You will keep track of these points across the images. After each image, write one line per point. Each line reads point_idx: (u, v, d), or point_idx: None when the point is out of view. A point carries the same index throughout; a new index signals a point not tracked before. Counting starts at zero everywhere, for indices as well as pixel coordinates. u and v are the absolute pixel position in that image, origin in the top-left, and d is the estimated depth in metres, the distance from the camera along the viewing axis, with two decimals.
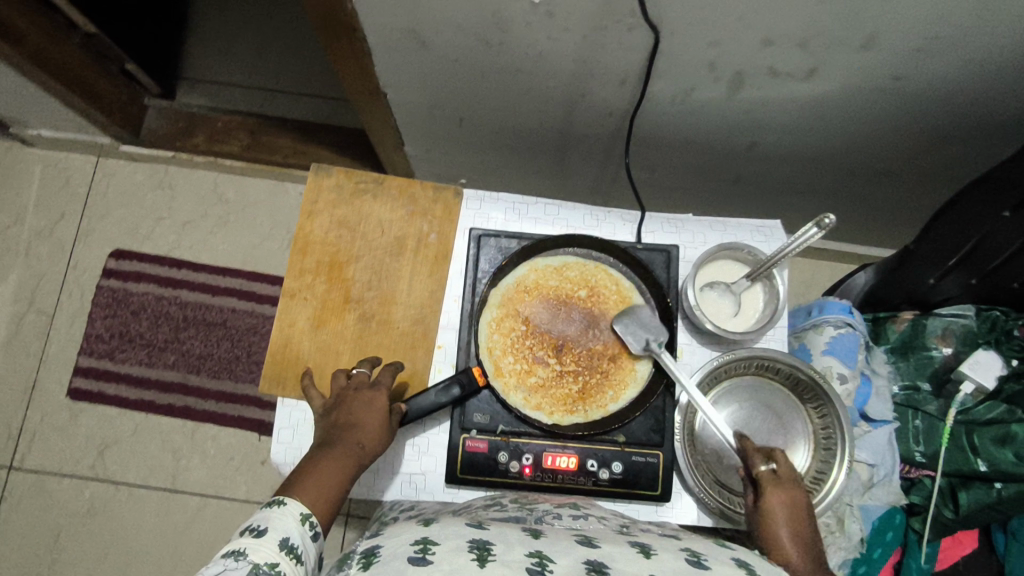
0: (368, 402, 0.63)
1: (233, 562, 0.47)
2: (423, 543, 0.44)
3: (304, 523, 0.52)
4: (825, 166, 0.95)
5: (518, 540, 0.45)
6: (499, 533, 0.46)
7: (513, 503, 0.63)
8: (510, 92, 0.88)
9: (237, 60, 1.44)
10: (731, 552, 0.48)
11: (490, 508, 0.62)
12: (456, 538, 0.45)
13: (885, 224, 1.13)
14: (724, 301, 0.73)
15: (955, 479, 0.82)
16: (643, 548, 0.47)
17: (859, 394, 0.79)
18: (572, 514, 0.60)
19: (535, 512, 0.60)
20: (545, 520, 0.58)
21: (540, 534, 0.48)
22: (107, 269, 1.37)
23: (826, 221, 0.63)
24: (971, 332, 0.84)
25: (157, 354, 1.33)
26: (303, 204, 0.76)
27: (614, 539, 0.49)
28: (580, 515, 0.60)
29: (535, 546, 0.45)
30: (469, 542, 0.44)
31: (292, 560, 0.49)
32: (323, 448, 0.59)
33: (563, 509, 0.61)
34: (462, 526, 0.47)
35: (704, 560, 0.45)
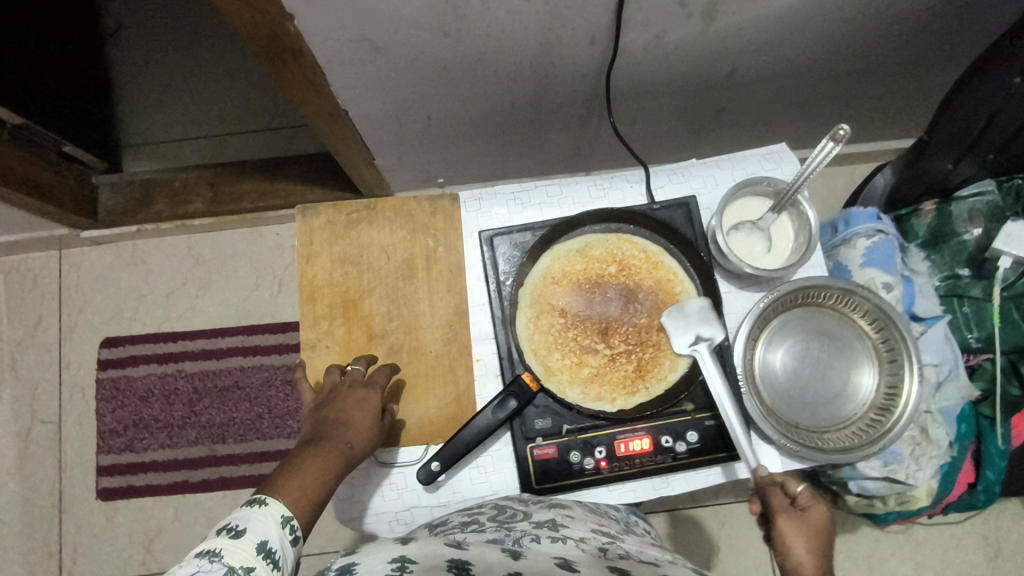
0: (360, 401, 0.61)
1: (207, 563, 0.43)
2: (401, 560, 0.42)
3: (284, 527, 0.48)
4: (810, 76, 0.91)
5: (496, 561, 0.44)
6: (479, 552, 0.45)
7: (493, 521, 0.56)
8: (476, 78, 0.83)
9: (176, 114, 1.37)
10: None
11: (467, 530, 0.55)
12: (436, 558, 0.43)
13: (880, 119, 1.10)
14: (755, 240, 0.70)
15: (1015, 355, 0.82)
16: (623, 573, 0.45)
17: (904, 296, 0.78)
18: (550, 536, 0.52)
19: (514, 532, 0.53)
20: (524, 543, 0.51)
21: (520, 554, 0.46)
22: (101, 360, 1.31)
23: (841, 132, 0.59)
24: (997, 207, 0.83)
25: (177, 433, 1.28)
26: (299, 249, 0.72)
27: (593, 562, 0.47)
28: (559, 537, 0.52)
29: (516, 567, 0.44)
30: (448, 561, 0.43)
31: (269, 565, 0.45)
32: (312, 443, 0.57)
33: (543, 529, 0.54)
34: (441, 545, 0.46)
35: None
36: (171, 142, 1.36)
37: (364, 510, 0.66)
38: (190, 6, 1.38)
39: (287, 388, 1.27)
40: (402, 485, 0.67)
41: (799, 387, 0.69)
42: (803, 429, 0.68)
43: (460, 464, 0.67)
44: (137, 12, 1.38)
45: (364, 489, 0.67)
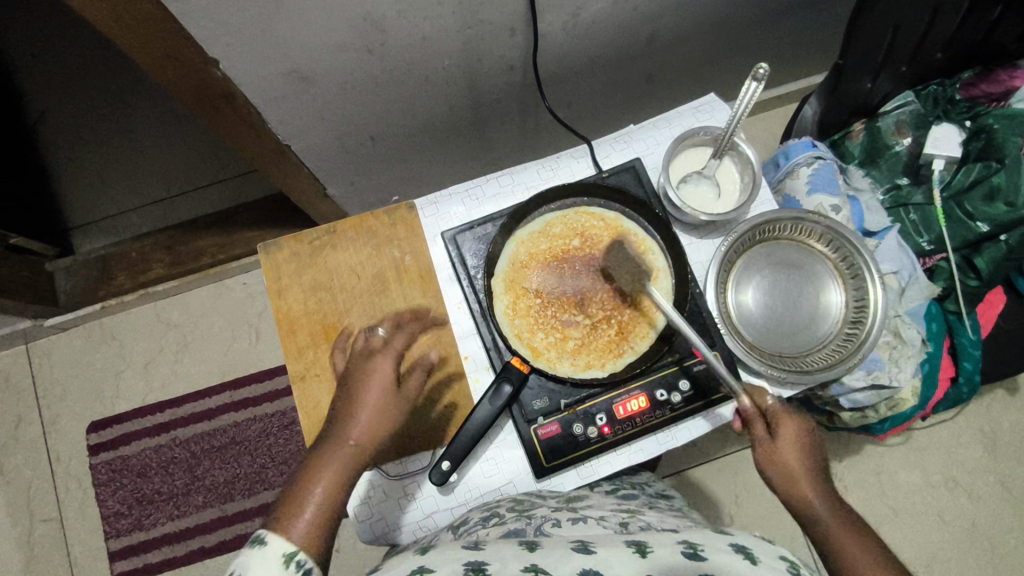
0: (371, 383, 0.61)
1: None
2: (420, 573, 0.43)
3: (288, 565, 0.49)
4: (723, 31, 0.95)
5: (513, 555, 0.45)
6: (496, 550, 0.46)
7: (511, 511, 0.57)
8: (409, 90, 0.85)
9: (118, 186, 1.35)
10: (727, 539, 0.49)
11: (488, 525, 0.56)
12: (454, 562, 0.44)
13: (800, 56, 1.14)
14: (704, 188, 0.73)
15: (967, 250, 0.86)
16: (639, 546, 0.47)
17: (853, 215, 0.82)
18: (570, 518, 0.54)
19: (534, 520, 0.54)
20: (544, 529, 0.52)
21: (536, 544, 0.47)
22: (91, 446, 1.28)
23: (761, 71, 0.63)
24: (921, 114, 0.89)
25: (184, 501, 1.26)
26: (268, 285, 0.73)
27: (610, 539, 0.49)
28: (578, 518, 0.55)
29: (532, 559, 0.44)
30: (467, 565, 0.43)
31: None
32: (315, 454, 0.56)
33: (562, 513, 0.56)
34: (460, 548, 0.46)
35: (700, 552, 0.46)
36: (119, 214, 1.35)
37: (385, 526, 0.67)
38: (110, 77, 1.36)
39: (286, 433, 1.26)
40: (419, 494, 0.67)
41: (775, 320, 0.72)
42: (788, 357, 0.70)
43: (469, 462, 0.68)
44: (57, 93, 1.36)
45: (385, 505, 0.67)
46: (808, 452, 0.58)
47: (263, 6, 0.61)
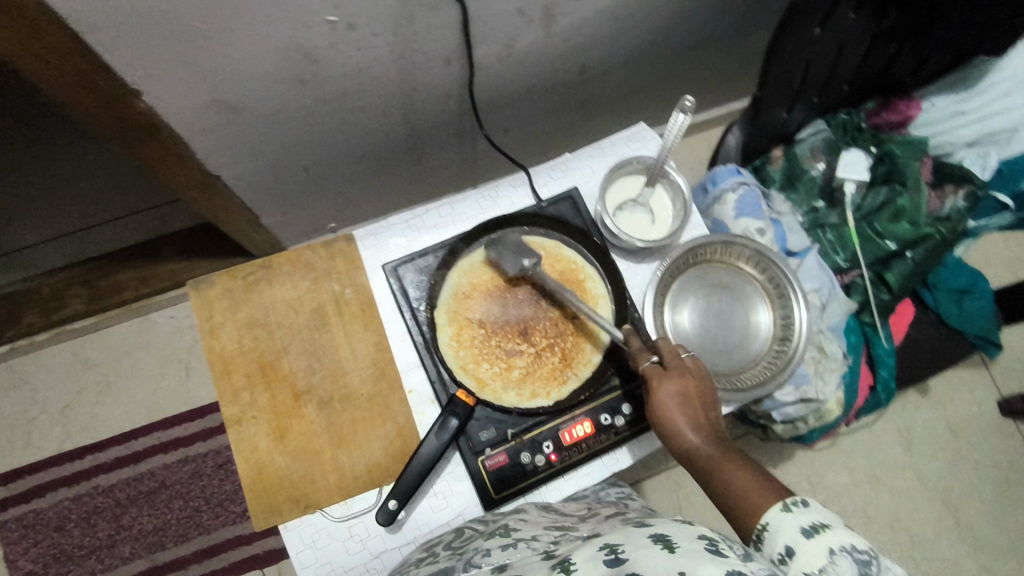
0: None
1: None
2: None
3: None
4: (650, 60, 1.00)
5: None
6: None
7: (447, 549, 0.56)
8: (345, 119, 0.83)
9: (28, 218, 1.26)
10: (648, 530, 0.42)
11: (422, 565, 0.55)
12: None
13: (723, 84, 1.21)
14: (639, 215, 0.76)
15: (878, 266, 0.93)
16: (561, 565, 0.40)
17: (777, 237, 0.87)
18: (502, 545, 0.51)
19: (467, 555, 0.52)
20: (474, 564, 0.49)
21: None
22: (1, 500, 1.18)
23: (687, 103, 0.66)
24: (832, 140, 0.95)
25: (108, 554, 1.17)
26: (200, 325, 0.70)
27: (535, 566, 0.44)
28: (510, 543, 0.51)
29: None
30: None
31: None
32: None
33: (495, 540, 0.53)
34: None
35: (621, 554, 0.39)
36: (29, 247, 1.26)
37: (331, 569, 0.65)
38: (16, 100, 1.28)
39: (220, 474, 1.20)
40: (366, 534, 0.66)
41: (710, 339, 0.74)
42: (722, 375, 0.73)
43: (417, 498, 0.67)
44: None
45: (330, 548, 0.65)
46: (693, 396, 0.61)
47: (189, 37, 0.59)
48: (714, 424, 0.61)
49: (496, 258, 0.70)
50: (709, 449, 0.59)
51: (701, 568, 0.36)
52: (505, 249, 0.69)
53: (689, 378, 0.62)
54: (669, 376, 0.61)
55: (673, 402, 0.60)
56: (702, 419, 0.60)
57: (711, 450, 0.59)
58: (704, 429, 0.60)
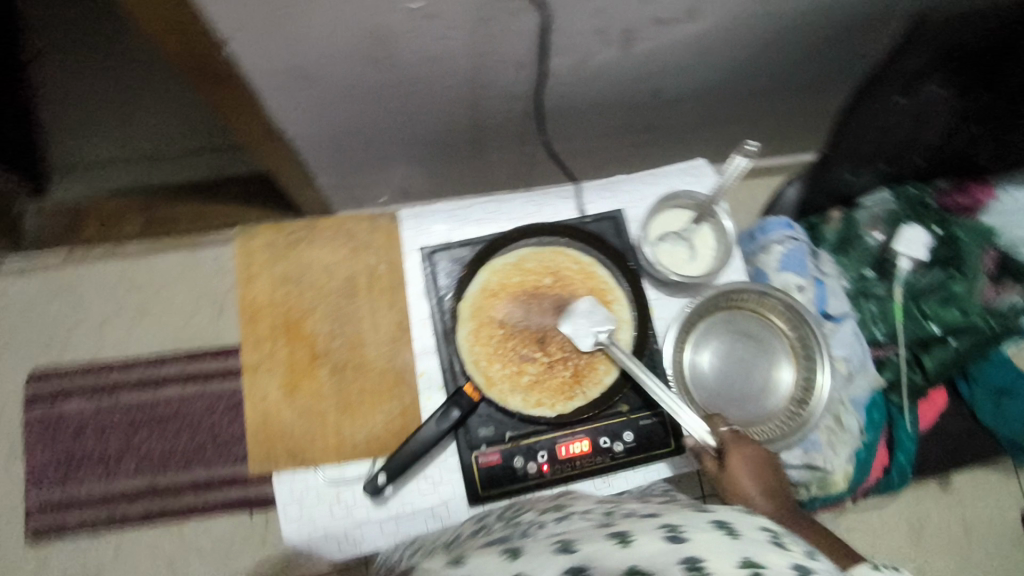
0: None
1: None
2: None
3: None
4: (723, 97, 0.99)
5: (497, 567, 0.43)
6: (478, 563, 0.44)
7: (500, 522, 0.57)
8: (413, 102, 0.86)
9: (105, 139, 1.34)
10: (708, 516, 0.46)
11: (477, 537, 0.56)
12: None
13: (793, 133, 1.18)
14: (679, 249, 0.75)
15: (917, 348, 0.89)
16: (621, 537, 0.43)
17: (816, 297, 0.84)
18: (555, 518, 0.53)
19: (520, 526, 0.54)
20: (527, 533, 0.51)
21: (518, 550, 0.45)
22: (29, 396, 1.24)
23: (751, 148, 0.66)
24: (895, 212, 0.92)
25: (114, 467, 1.23)
26: (239, 272, 0.72)
27: (590, 531, 0.46)
28: (563, 517, 0.53)
29: (514, 568, 0.42)
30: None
31: None
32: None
33: (547, 515, 0.55)
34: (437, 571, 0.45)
35: (683, 534, 0.43)
36: (99, 166, 1.32)
37: (312, 528, 0.67)
38: (117, 32, 1.38)
39: (232, 414, 1.25)
40: (352, 502, 0.68)
41: (726, 385, 0.74)
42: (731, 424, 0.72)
43: (408, 478, 0.68)
44: (59, 38, 1.37)
45: (315, 507, 0.68)
46: (762, 467, 0.63)
47: (281, 3, 0.62)
48: (782, 490, 0.63)
49: (571, 337, 0.70)
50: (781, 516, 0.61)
51: (768, 557, 0.41)
52: (581, 320, 0.70)
53: (758, 448, 0.64)
54: (742, 446, 0.63)
55: (745, 472, 0.62)
56: (770, 487, 0.63)
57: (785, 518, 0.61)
58: (772, 497, 0.62)
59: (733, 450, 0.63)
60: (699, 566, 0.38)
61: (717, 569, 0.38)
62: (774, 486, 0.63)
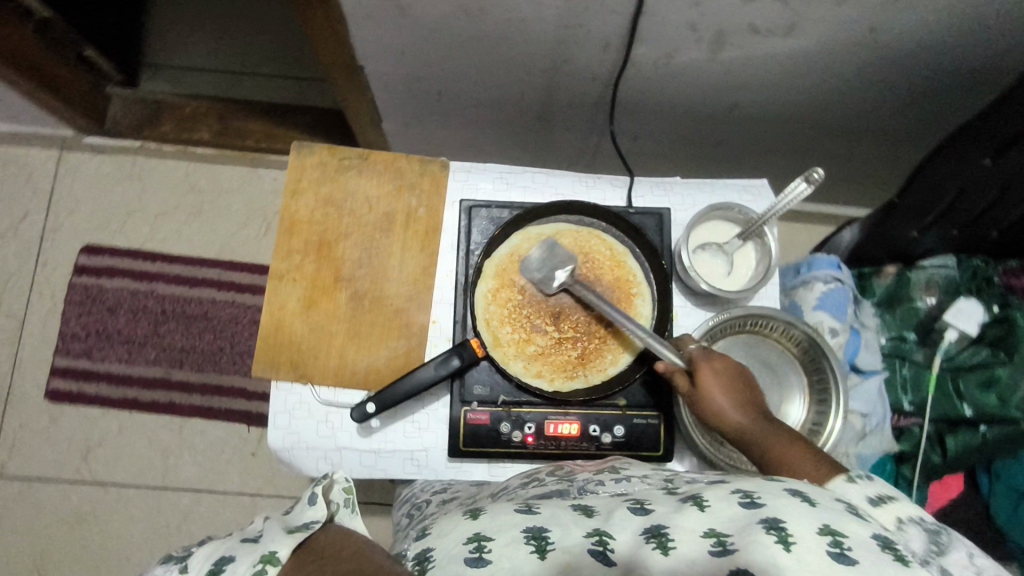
0: None
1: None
2: (476, 539, 0.41)
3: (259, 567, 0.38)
4: (803, 125, 0.96)
5: (570, 521, 0.42)
6: (549, 514, 0.43)
7: (553, 476, 0.58)
8: (492, 63, 0.86)
9: (201, 43, 1.39)
10: (781, 482, 0.43)
11: (528, 488, 0.56)
12: (510, 531, 0.42)
13: (866, 181, 1.14)
14: (718, 262, 0.73)
15: (942, 425, 0.85)
16: (697, 500, 0.43)
17: (849, 346, 0.82)
18: (613, 478, 0.53)
19: (576, 482, 0.54)
20: (589, 489, 0.52)
21: (588, 508, 0.45)
22: (78, 265, 1.32)
23: (815, 176, 0.63)
24: (954, 281, 0.88)
25: (137, 350, 1.29)
26: (287, 183, 0.74)
27: (661, 494, 0.45)
28: (622, 478, 0.53)
29: (588, 524, 0.42)
30: (525, 532, 0.41)
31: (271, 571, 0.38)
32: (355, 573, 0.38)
33: (604, 474, 0.55)
34: (513, 512, 0.44)
35: (760, 498, 0.41)
36: (189, 69, 1.38)
37: (296, 440, 0.69)
38: None
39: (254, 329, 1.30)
40: (338, 425, 0.70)
41: None
42: None
43: (396, 415, 0.69)
44: None
45: (303, 421, 0.70)
46: (736, 382, 0.61)
47: None
48: (760, 401, 0.60)
49: (540, 281, 0.69)
50: (760, 428, 0.58)
51: (848, 525, 0.39)
52: (546, 262, 0.69)
53: (727, 361, 0.62)
54: (708, 361, 0.61)
55: (717, 387, 0.60)
56: (749, 402, 0.60)
57: (770, 430, 0.57)
58: (750, 409, 0.59)
59: (701, 365, 0.61)
60: (783, 532, 0.38)
61: (800, 538, 0.37)
62: (751, 399, 0.60)
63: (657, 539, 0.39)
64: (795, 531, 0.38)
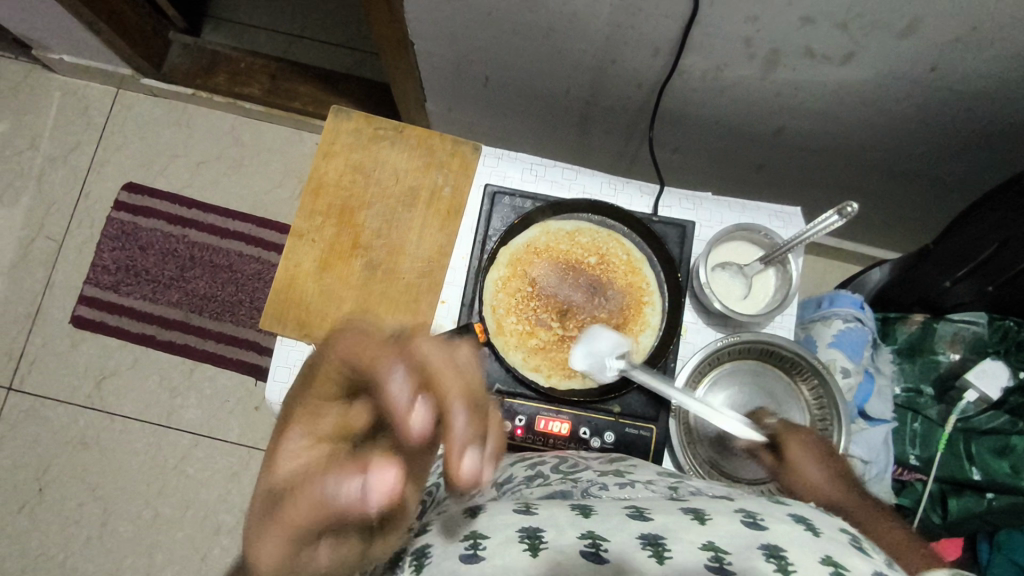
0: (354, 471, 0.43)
1: None
2: (473, 536, 0.42)
3: None
4: (848, 159, 0.93)
5: (567, 522, 0.42)
6: (549, 515, 0.44)
7: (556, 473, 0.56)
8: (539, 55, 0.86)
9: (265, 3, 1.42)
10: (785, 508, 0.43)
11: (532, 484, 0.55)
12: (506, 530, 0.42)
13: (906, 226, 1.11)
14: (735, 283, 0.72)
15: (947, 486, 0.83)
16: (696, 513, 0.42)
17: (860, 391, 0.80)
18: (618, 483, 0.53)
19: (580, 483, 0.54)
20: (592, 493, 0.51)
21: (589, 510, 0.45)
22: (118, 201, 1.36)
23: (849, 210, 0.61)
24: (982, 340, 0.84)
25: (161, 291, 1.33)
26: (320, 145, 0.75)
27: (664, 506, 0.45)
28: (626, 484, 0.53)
29: (586, 526, 0.42)
30: (520, 532, 0.42)
31: None
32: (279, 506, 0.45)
33: (609, 478, 0.54)
34: (513, 511, 0.44)
35: (761, 521, 0.41)
36: (250, 26, 1.41)
37: None
38: None
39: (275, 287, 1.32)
40: None
41: None
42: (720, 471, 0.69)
43: None
44: None
45: None
46: (826, 459, 0.60)
47: None
48: (849, 474, 0.60)
49: (590, 371, 0.68)
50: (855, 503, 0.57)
51: (849, 558, 0.38)
52: (599, 354, 0.68)
53: (816, 437, 0.62)
54: (800, 436, 0.62)
55: (813, 463, 0.60)
56: (839, 475, 0.59)
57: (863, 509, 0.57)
58: (842, 480, 0.59)
59: (792, 438, 0.62)
60: (780, 557, 0.37)
61: (799, 564, 0.36)
62: (840, 471, 0.60)
63: (653, 547, 0.39)
64: (793, 558, 0.37)
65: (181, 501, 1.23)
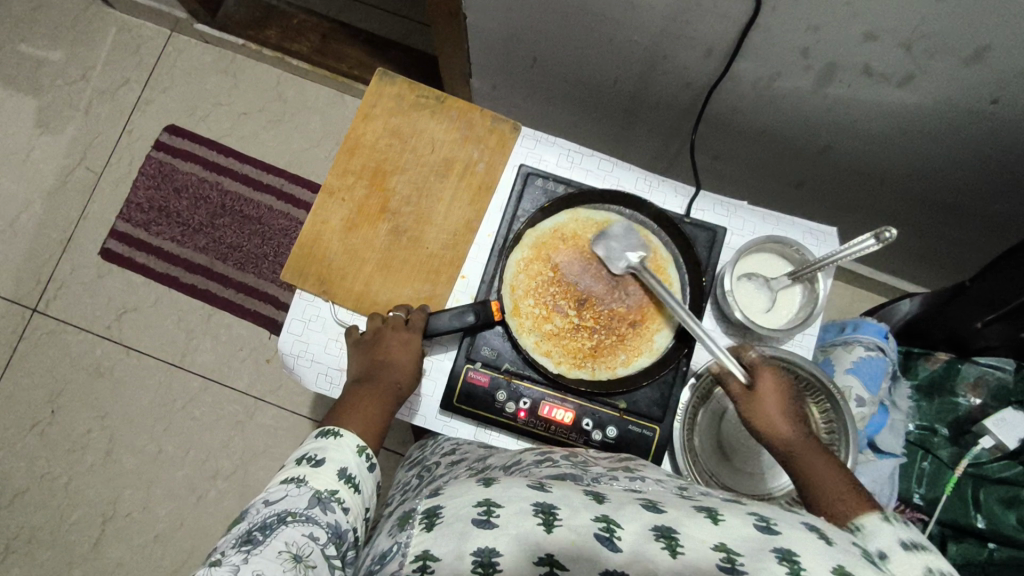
0: (403, 342, 0.66)
1: (296, 489, 0.52)
2: (486, 505, 0.40)
3: (359, 455, 0.58)
4: (892, 185, 0.91)
5: (580, 502, 0.41)
6: (562, 495, 0.42)
7: (567, 459, 0.55)
8: (591, 43, 0.85)
9: None
10: (799, 516, 0.42)
11: (541, 465, 0.54)
12: (520, 503, 0.40)
13: (943, 260, 1.08)
14: (760, 295, 0.70)
15: (948, 530, 0.81)
16: (711, 512, 0.41)
17: (871, 422, 0.78)
18: (628, 476, 0.51)
19: (591, 471, 0.52)
20: (602, 481, 0.50)
21: (602, 496, 0.43)
22: (159, 141, 1.38)
23: (885, 235, 0.57)
24: (1005, 388, 0.82)
25: (190, 234, 1.34)
26: (362, 105, 0.76)
27: (678, 502, 0.43)
28: (636, 477, 0.51)
29: (600, 509, 0.41)
30: (534, 505, 0.40)
31: (349, 488, 0.54)
32: (365, 382, 0.64)
33: (619, 471, 0.53)
34: (525, 485, 0.43)
35: (775, 526, 0.40)
36: None
37: (304, 349, 0.71)
38: None
39: None
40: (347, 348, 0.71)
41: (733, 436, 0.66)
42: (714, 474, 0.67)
43: None
44: None
45: (315, 337, 0.71)
46: (788, 394, 0.58)
47: None
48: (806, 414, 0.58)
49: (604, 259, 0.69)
50: (807, 446, 0.55)
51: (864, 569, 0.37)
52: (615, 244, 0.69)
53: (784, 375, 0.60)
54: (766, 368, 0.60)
55: (777, 398, 0.57)
56: (799, 415, 0.58)
57: (814, 453, 0.55)
58: (799, 423, 0.57)
59: (760, 370, 0.59)
60: (793, 563, 0.36)
61: (811, 569, 0.36)
62: (800, 412, 0.58)
63: (666, 540, 0.38)
64: (808, 564, 0.36)
65: (185, 440, 1.26)
